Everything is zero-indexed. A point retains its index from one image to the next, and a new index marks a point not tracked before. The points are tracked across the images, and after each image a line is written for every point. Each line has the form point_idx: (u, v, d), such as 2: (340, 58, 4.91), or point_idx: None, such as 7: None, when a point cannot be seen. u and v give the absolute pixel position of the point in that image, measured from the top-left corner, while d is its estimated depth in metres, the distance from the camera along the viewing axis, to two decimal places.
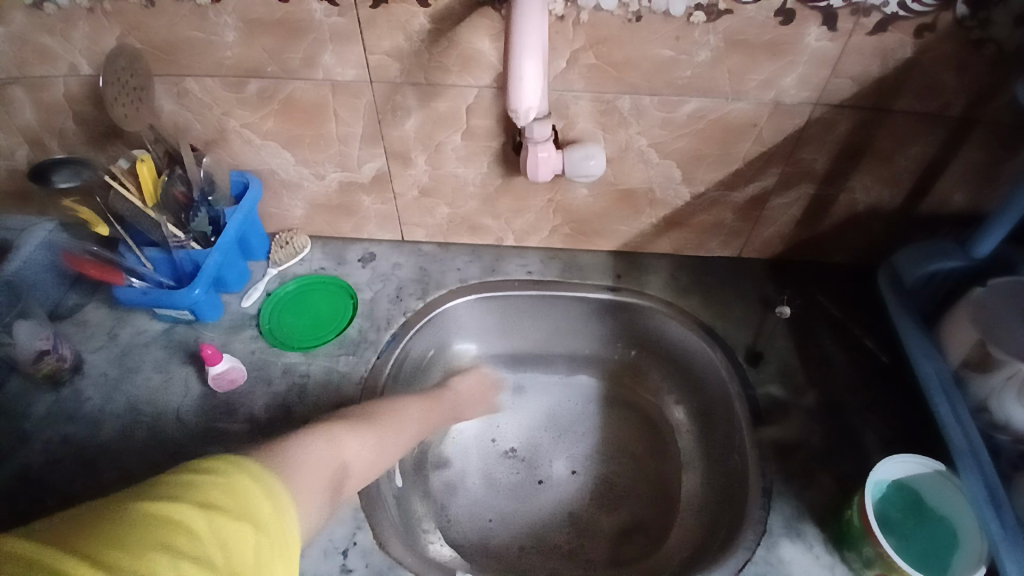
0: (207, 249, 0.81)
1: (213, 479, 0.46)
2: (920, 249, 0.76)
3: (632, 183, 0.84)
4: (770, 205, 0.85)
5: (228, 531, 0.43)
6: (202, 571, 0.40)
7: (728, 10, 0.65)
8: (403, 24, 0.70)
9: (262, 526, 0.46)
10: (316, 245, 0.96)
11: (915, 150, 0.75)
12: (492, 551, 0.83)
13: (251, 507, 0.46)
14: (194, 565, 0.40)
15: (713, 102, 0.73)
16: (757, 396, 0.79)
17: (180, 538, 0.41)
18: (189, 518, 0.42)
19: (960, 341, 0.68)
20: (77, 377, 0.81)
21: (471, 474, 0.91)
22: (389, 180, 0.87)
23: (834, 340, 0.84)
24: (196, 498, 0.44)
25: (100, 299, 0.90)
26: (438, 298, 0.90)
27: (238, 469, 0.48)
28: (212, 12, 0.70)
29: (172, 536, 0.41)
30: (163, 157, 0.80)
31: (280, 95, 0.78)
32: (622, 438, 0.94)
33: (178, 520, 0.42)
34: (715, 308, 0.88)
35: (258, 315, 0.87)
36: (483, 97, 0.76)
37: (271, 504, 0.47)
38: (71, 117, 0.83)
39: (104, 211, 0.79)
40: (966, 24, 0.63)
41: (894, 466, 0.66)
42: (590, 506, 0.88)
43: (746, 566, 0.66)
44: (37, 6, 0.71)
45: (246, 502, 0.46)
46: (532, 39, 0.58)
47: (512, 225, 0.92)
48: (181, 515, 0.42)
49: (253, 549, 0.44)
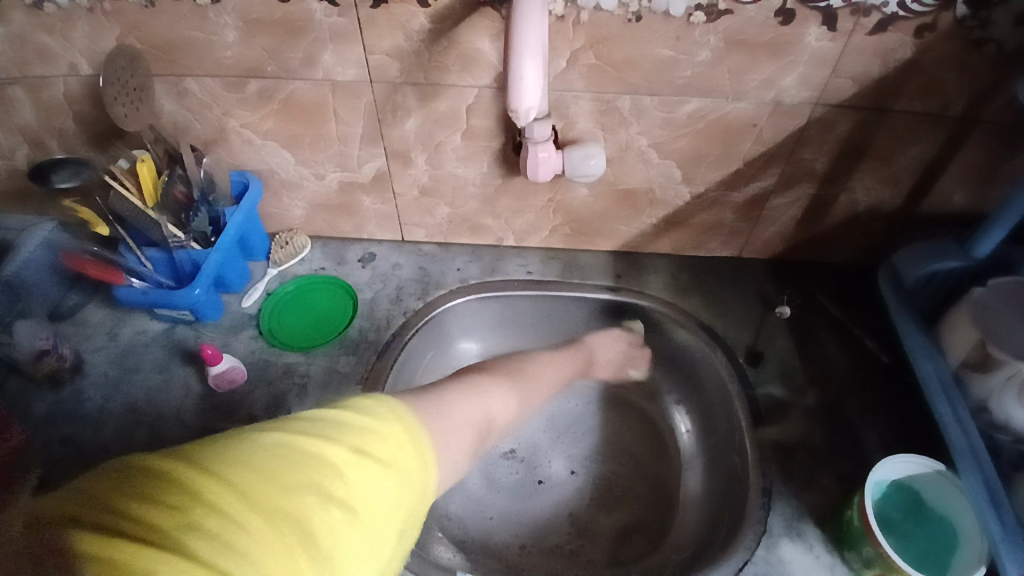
0: (207, 249, 0.81)
1: (364, 422, 0.48)
2: (920, 248, 0.76)
3: (632, 183, 0.84)
4: (771, 205, 0.84)
5: (373, 477, 0.46)
6: (346, 516, 0.43)
7: (728, 10, 0.65)
8: (403, 23, 0.70)
9: (401, 472, 0.48)
10: (315, 245, 0.95)
11: (916, 149, 0.75)
12: (491, 551, 0.84)
13: (394, 454, 0.48)
14: (340, 511, 0.43)
15: (712, 102, 0.73)
16: (757, 396, 0.79)
17: (331, 480, 0.44)
18: (339, 460, 0.45)
19: (959, 342, 0.68)
20: (77, 377, 0.81)
21: (471, 474, 0.91)
22: (389, 180, 0.87)
23: (834, 340, 0.84)
24: (345, 441, 0.46)
25: (100, 299, 0.90)
26: (438, 298, 0.90)
27: (386, 414, 0.50)
28: (212, 12, 0.70)
29: (324, 476, 0.44)
30: (163, 157, 0.80)
31: (280, 95, 0.78)
32: (621, 438, 0.94)
33: (329, 461, 0.44)
34: (716, 308, 0.88)
35: (258, 315, 0.87)
36: (483, 97, 0.76)
37: (413, 451, 0.49)
38: (70, 117, 0.83)
39: (104, 211, 0.79)
40: (966, 23, 0.63)
41: (894, 466, 0.66)
42: (589, 506, 0.88)
43: (746, 566, 0.66)
44: (37, 6, 0.71)
45: (390, 449, 0.48)
46: (533, 39, 0.58)
47: (512, 225, 0.92)
48: (332, 456, 0.45)
49: (392, 496, 0.47)
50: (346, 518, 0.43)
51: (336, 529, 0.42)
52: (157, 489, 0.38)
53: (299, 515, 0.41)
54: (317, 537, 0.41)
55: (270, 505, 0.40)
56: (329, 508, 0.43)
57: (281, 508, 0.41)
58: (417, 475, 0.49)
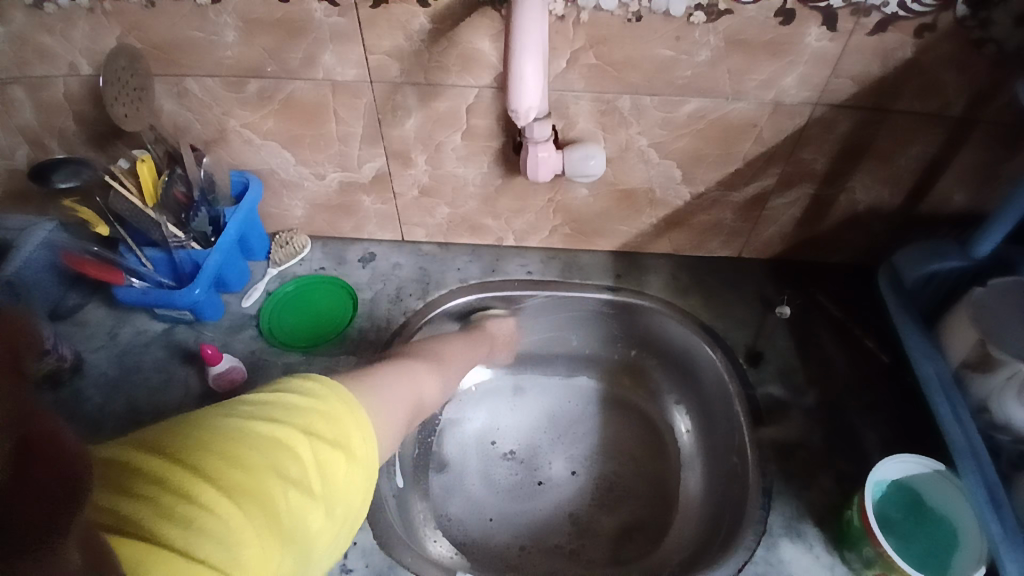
0: (208, 249, 0.81)
1: (313, 406, 0.51)
2: (919, 248, 0.76)
3: (632, 183, 0.84)
4: (771, 205, 0.84)
5: (323, 457, 0.49)
6: (304, 495, 0.47)
7: (728, 10, 0.65)
8: (403, 24, 0.70)
9: (352, 453, 0.52)
10: (315, 245, 0.95)
11: (915, 149, 0.75)
12: (491, 552, 0.83)
13: (342, 433, 0.52)
14: (298, 490, 0.46)
15: (712, 102, 0.73)
16: (757, 396, 0.79)
17: (288, 462, 0.47)
18: (295, 444, 0.48)
19: (960, 341, 0.68)
20: (77, 377, 0.81)
21: (471, 475, 0.91)
22: (389, 180, 0.87)
23: (834, 340, 0.84)
24: (295, 423, 0.49)
25: (100, 299, 0.90)
26: (439, 298, 0.90)
27: (333, 396, 0.53)
28: (212, 12, 0.70)
29: (282, 458, 0.47)
30: (163, 157, 0.80)
31: (280, 95, 0.78)
32: (622, 439, 0.94)
33: (284, 442, 0.48)
34: (715, 308, 0.88)
35: (258, 315, 0.87)
36: (483, 97, 0.76)
37: (361, 433, 0.53)
38: (71, 117, 0.83)
39: (104, 211, 0.79)
40: (966, 24, 0.63)
41: (894, 465, 0.66)
42: (590, 507, 0.88)
43: (746, 566, 0.66)
44: (37, 6, 0.71)
45: (339, 431, 0.52)
46: (533, 39, 0.58)
47: (512, 225, 0.92)
48: (288, 440, 0.48)
49: (344, 473, 0.50)
50: (302, 497, 0.47)
51: (295, 508, 0.46)
52: (127, 482, 0.40)
53: (262, 495, 0.44)
54: (280, 517, 0.44)
55: (234, 485, 0.43)
56: (288, 488, 0.46)
57: (248, 492, 0.43)
58: (365, 454, 0.53)
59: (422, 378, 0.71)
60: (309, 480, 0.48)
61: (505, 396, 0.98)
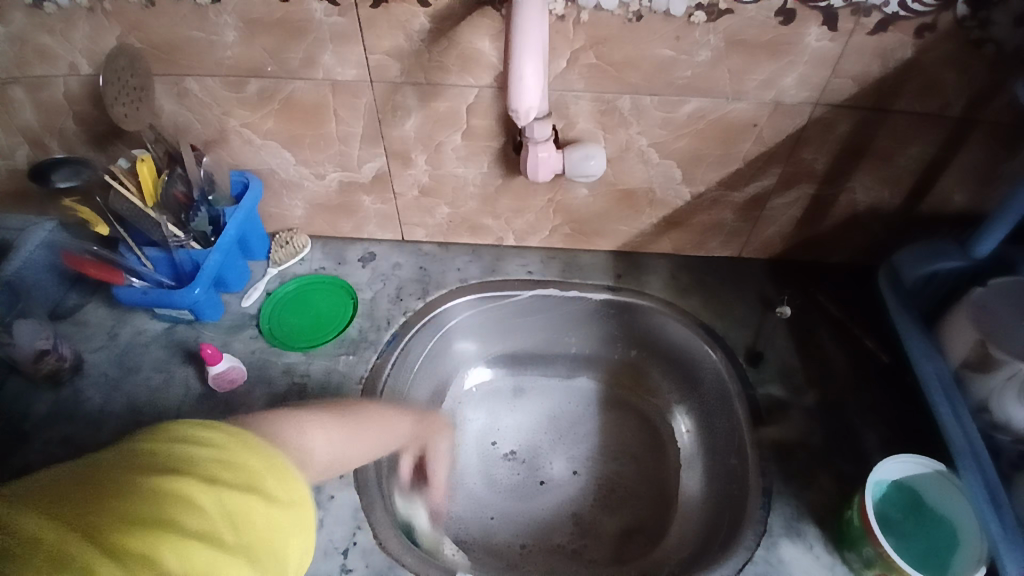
0: (207, 249, 0.80)
1: (213, 451, 0.44)
2: (920, 248, 0.76)
3: (632, 183, 0.84)
4: (770, 205, 0.85)
5: (233, 504, 0.42)
6: (209, 548, 0.40)
7: (728, 11, 0.65)
8: (403, 24, 0.70)
9: (270, 498, 0.45)
10: (315, 245, 0.95)
11: (915, 149, 0.75)
12: (493, 550, 0.83)
13: (254, 477, 0.45)
14: (200, 543, 0.40)
15: (713, 102, 0.73)
16: (757, 397, 0.79)
17: (187, 514, 0.40)
18: (195, 493, 0.41)
19: (960, 341, 0.68)
20: (77, 377, 0.81)
21: (473, 475, 0.91)
22: (389, 179, 0.87)
23: (835, 340, 0.84)
24: (193, 473, 0.43)
25: (100, 299, 0.90)
26: (438, 297, 0.90)
27: (236, 443, 0.46)
28: (212, 12, 0.70)
29: (178, 512, 0.40)
30: (163, 157, 0.81)
31: (280, 95, 0.78)
32: (622, 439, 0.94)
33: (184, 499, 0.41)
34: (716, 308, 0.88)
35: (258, 315, 0.87)
36: (483, 97, 0.76)
37: (275, 473, 0.46)
38: (70, 117, 0.83)
39: (104, 211, 0.79)
40: (966, 24, 0.63)
41: (894, 466, 0.66)
42: (592, 507, 0.88)
43: (746, 566, 0.66)
44: (37, 6, 0.71)
45: (250, 475, 0.45)
46: (534, 39, 0.58)
47: (512, 225, 0.92)
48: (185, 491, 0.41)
49: (260, 517, 0.43)
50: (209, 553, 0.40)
51: (201, 566, 0.39)
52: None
53: (152, 558, 0.38)
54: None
55: (120, 548, 0.37)
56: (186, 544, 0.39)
57: (131, 556, 0.37)
58: (287, 496, 0.46)
59: (305, 437, 0.59)
60: (218, 535, 0.41)
61: (505, 397, 0.98)
